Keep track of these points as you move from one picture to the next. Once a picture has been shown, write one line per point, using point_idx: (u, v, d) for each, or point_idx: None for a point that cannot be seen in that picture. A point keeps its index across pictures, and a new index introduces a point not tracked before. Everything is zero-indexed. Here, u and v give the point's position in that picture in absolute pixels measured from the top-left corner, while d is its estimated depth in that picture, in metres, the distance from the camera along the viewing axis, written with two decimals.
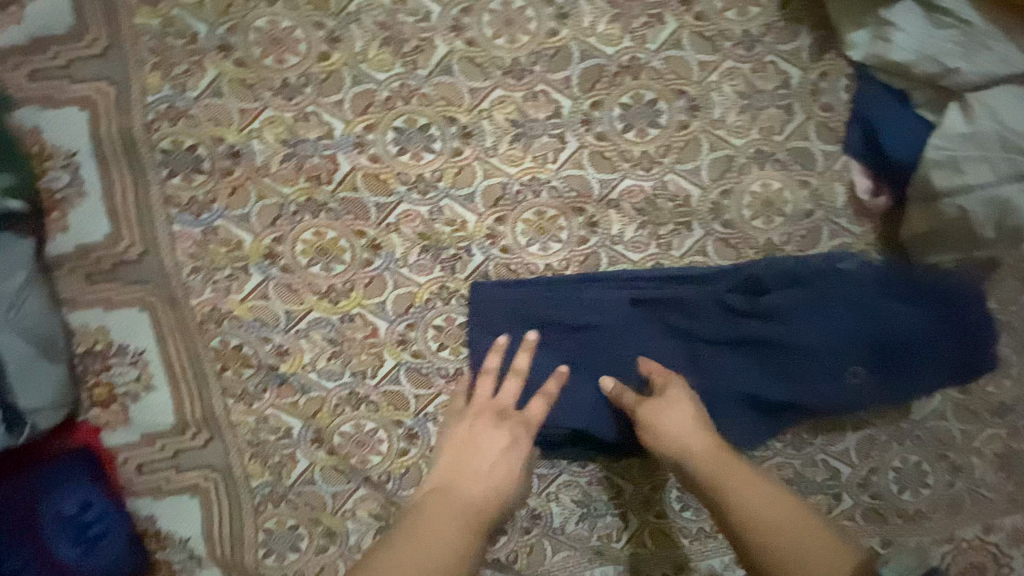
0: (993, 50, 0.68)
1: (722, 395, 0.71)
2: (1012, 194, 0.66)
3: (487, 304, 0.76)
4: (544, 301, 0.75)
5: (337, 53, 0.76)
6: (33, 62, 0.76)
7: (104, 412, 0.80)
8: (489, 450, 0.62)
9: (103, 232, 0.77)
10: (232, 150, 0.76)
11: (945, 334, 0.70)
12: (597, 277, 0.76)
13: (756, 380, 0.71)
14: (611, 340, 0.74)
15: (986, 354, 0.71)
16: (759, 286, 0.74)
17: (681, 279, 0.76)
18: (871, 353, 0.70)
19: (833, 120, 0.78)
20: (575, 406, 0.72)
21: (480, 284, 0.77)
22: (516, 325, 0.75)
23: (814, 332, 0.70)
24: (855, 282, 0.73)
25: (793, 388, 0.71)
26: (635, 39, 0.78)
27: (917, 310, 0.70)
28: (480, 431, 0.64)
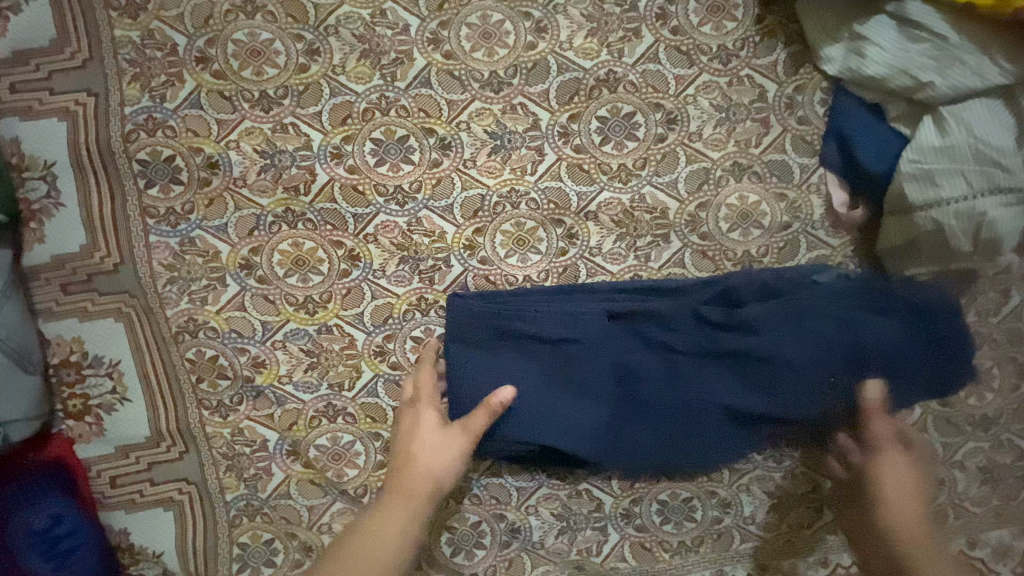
0: (967, 64, 0.66)
1: (699, 410, 0.71)
2: (988, 208, 0.66)
3: (462, 319, 0.74)
4: (520, 314, 0.73)
5: (316, 66, 0.77)
6: (12, 74, 0.76)
7: (78, 424, 0.79)
8: (423, 454, 0.69)
9: (79, 243, 0.77)
10: (210, 161, 0.76)
11: (922, 347, 0.70)
12: (574, 289, 0.76)
13: (738, 395, 0.70)
14: (589, 355, 0.72)
15: (962, 365, 0.71)
16: (736, 300, 0.74)
17: (658, 291, 0.75)
18: (847, 365, 0.70)
19: (809, 133, 0.79)
20: (551, 422, 0.70)
21: (455, 299, 0.75)
22: (494, 339, 0.73)
23: (792, 345, 0.70)
24: (826, 292, 0.73)
25: (773, 402, 0.70)
26: (612, 52, 0.78)
27: (891, 322, 0.71)
28: (417, 431, 0.71)
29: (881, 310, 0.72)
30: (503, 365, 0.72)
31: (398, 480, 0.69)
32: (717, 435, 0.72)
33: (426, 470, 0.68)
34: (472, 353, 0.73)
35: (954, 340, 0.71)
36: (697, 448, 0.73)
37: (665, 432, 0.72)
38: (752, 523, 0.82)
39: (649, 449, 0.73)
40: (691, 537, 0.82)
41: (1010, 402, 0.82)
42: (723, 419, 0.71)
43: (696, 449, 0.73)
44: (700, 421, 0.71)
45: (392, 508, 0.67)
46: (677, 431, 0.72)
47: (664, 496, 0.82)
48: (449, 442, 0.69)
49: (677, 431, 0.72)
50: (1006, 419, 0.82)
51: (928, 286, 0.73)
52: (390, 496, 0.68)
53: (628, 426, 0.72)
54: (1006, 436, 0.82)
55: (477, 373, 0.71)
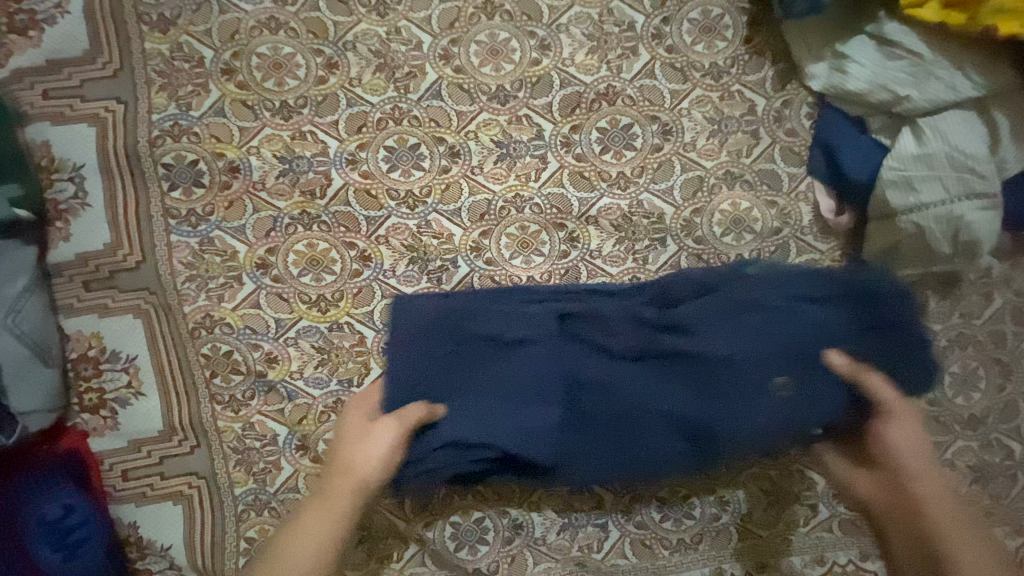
0: (941, 79, 0.71)
1: (638, 411, 0.68)
2: (965, 213, 0.71)
3: (407, 316, 0.77)
4: (461, 314, 0.76)
5: (334, 78, 0.82)
6: (47, 82, 0.80)
7: (94, 417, 0.81)
8: (355, 448, 0.66)
9: (102, 241, 0.80)
10: (231, 165, 0.81)
11: (861, 343, 0.67)
12: (510, 291, 0.79)
13: (683, 399, 0.67)
14: (521, 353, 0.73)
15: (909, 351, 0.67)
16: (669, 300, 0.74)
17: (599, 296, 0.78)
18: (789, 358, 0.66)
19: (796, 144, 0.83)
20: (480, 418, 0.69)
21: (403, 296, 0.79)
22: (434, 339, 0.75)
23: (726, 340, 0.67)
24: (765, 285, 0.71)
25: (718, 404, 0.66)
26: (611, 68, 0.83)
27: (838, 315, 0.68)
28: (352, 425, 0.69)
29: (831, 300, 0.69)
30: (446, 366, 0.73)
31: (327, 480, 0.65)
32: (662, 444, 0.68)
33: (358, 465, 0.64)
34: (415, 354, 0.74)
35: (906, 336, 0.68)
36: (643, 457, 0.69)
37: (611, 439, 0.69)
38: (749, 520, 0.84)
39: (595, 457, 0.70)
40: (691, 534, 0.84)
41: (997, 402, 0.84)
42: (667, 424, 0.68)
43: (643, 458, 0.69)
44: (646, 426, 0.68)
45: (323, 507, 0.62)
46: (622, 437, 0.69)
47: (663, 493, 0.84)
48: (376, 439, 0.66)
49: (623, 438, 0.69)
50: (994, 418, 0.84)
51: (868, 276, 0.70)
52: (316, 500, 0.63)
53: (569, 434, 0.70)
54: (995, 436, 0.84)
55: (413, 369, 0.73)
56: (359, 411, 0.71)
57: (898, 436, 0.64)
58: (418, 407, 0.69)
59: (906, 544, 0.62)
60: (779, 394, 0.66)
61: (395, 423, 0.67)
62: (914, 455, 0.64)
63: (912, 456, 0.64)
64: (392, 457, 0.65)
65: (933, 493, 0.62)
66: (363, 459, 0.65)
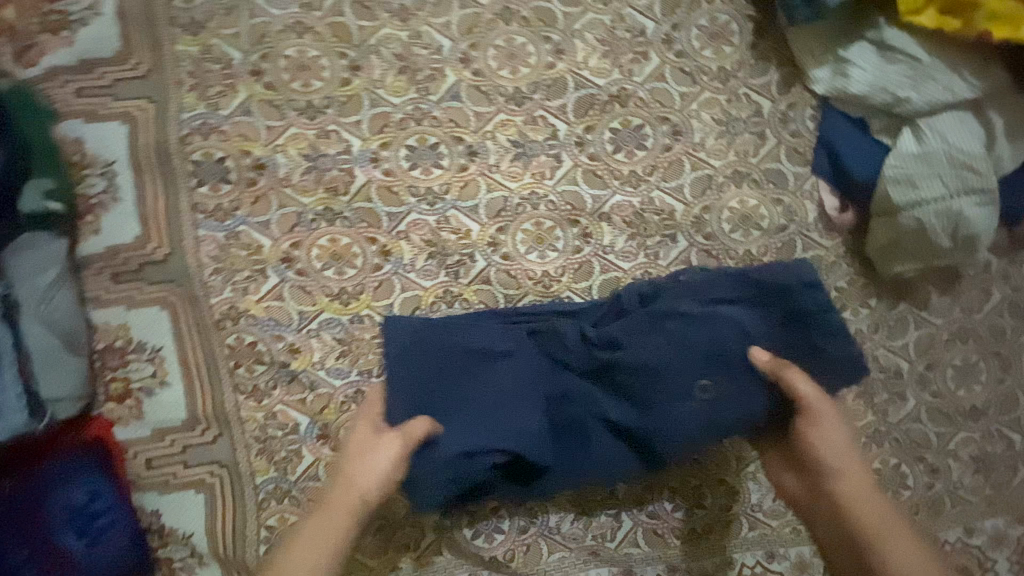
0: (939, 82, 0.75)
1: (591, 420, 0.72)
2: (963, 208, 0.74)
3: (398, 335, 0.76)
4: (442, 333, 0.75)
5: (358, 80, 0.85)
6: (80, 81, 0.83)
7: (119, 406, 0.83)
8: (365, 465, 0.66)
9: (132, 235, 0.83)
10: (258, 162, 0.84)
11: (775, 337, 0.74)
12: (484, 315, 0.79)
13: (624, 408, 0.72)
14: (497, 373, 0.73)
15: (829, 336, 0.73)
16: (618, 311, 0.78)
17: (560, 313, 0.80)
18: (715, 362, 0.71)
19: (802, 145, 0.87)
20: (467, 431, 0.69)
21: (394, 318, 0.78)
22: (420, 356, 0.74)
23: (659, 347, 0.72)
24: (693, 292, 0.76)
25: (655, 410, 0.70)
26: (623, 72, 0.87)
27: (753, 315, 0.74)
28: (361, 439, 0.69)
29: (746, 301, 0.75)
30: (430, 380, 0.73)
31: (331, 495, 0.66)
32: (614, 451, 0.72)
33: (358, 484, 0.66)
34: (405, 371, 0.73)
35: (818, 325, 0.73)
36: (608, 467, 0.72)
37: (574, 448, 0.72)
38: (758, 510, 0.86)
39: (564, 469, 0.72)
40: (702, 524, 0.86)
41: (998, 394, 0.87)
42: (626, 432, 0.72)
43: (603, 465, 0.72)
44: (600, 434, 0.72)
45: (325, 521, 0.64)
46: (576, 446, 0.72)
47: (674, 483, 0.86)
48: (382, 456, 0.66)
49: (583, 448, 0.72)
50: (995, 410, 0.87)
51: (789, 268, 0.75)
52: (316, 517, 0.64)
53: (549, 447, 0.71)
54: (996, 427, 0.87)
55: (401, 388, 0.72)
56: (365, 425, 0.71)
57: (819, 435, 0.70)
58: (421, 423, 0.68)
59: (828, 531, 0.70)
60: (712, 397, 0.70)
61: (403, 438, 0.67)
62: (833, 454, 0.70)
63: (834, 451, 0.70)
64: (393, 473, 0.66)
65: (852, 486, 0.68)
66: (364, 476, 0.66)
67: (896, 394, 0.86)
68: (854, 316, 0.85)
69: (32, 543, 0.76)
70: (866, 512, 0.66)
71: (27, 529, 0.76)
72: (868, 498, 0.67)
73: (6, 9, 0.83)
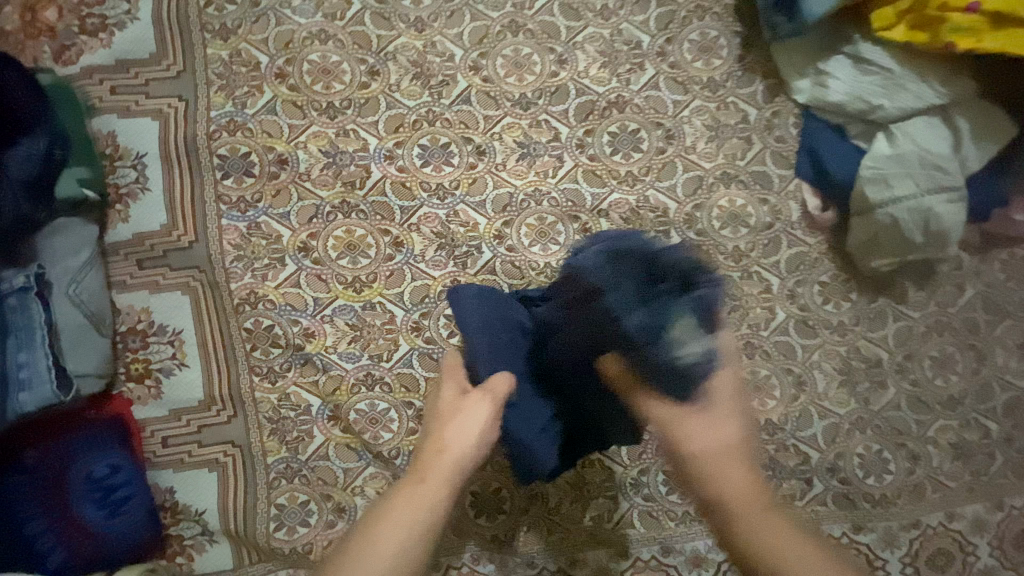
0: (909, 90, 0.82)
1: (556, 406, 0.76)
2: (933, 205, 0.80)
3: (466, 306, 0.77)
4: (511, 305, 0.78)
5: (375, 84, 0.92)
6: (115, 80, 0.89)
7: (138, 386, 0.87)
8: (460, 426, 0.62)
9: (159, 223, 0.88)
10: (280, 158, 0.89)
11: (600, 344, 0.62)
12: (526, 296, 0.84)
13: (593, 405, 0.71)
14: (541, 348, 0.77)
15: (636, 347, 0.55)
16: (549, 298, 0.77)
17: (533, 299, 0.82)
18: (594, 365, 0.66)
19: (786, 150, 0.94)
20: (527, 409, 0.71)
21: (459, 288, 0.79)
22: (502, 329, 0.75)
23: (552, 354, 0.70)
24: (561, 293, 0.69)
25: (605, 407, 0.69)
26: (621, 80, 0.94)
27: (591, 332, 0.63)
28: (450, 403, 0.66)
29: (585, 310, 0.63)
30: (500, 349, 0.73)
31: (422, 460, 0.60)
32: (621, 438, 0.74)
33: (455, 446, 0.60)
34: (488, 332, 0.74)
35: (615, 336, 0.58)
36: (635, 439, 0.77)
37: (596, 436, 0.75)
38: None
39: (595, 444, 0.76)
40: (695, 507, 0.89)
41: (974, 384, 0.92)
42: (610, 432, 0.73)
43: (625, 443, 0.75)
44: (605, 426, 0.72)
45: (422, 486, 0.56)
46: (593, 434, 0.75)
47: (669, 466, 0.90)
48: (475, 415, 0.63)
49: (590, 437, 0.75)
50: (971, 399, 0.92)
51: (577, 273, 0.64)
52: (414, 476, 0.57)
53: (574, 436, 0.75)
54: (973, 416, 0.92)
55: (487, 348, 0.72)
56: (450, 386, 0.68)
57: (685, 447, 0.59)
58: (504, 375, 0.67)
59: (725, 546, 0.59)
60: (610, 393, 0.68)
61: (489, 396, 0.64)
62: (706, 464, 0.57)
63: (703, 469, 0.57)
64: (487, 432, 0.62)
65: (727, 496, 0.56)
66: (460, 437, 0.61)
67: (876, 383, 0.91)
68: (835, 309, 0.92)
69: (53, 512, 0.80)
70: (747, 525, 0.54)
71: (49, 499, 0.81)
72: (750, 507, 0.55)
73: (49, 12, 0.89)
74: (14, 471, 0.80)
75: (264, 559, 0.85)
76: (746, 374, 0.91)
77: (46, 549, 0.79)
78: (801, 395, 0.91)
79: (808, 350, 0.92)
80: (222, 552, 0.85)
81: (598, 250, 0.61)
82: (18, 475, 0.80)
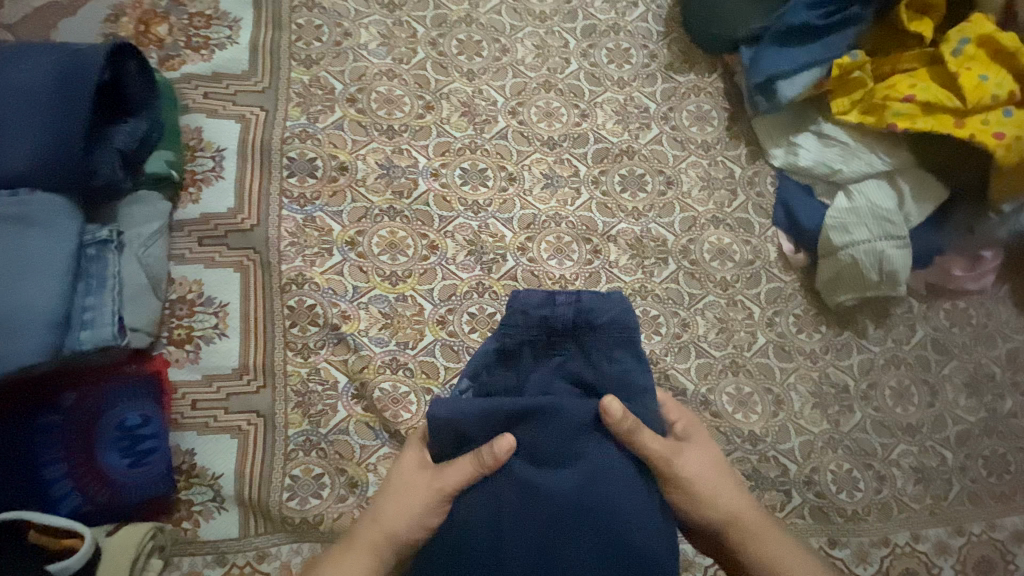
0: (862, 158, 1.02)
1: (609, 521, 0.61)
2: (884, 248, 0.98)
3: (450, 417, 0.66)
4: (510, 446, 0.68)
5: (430, 116, 1.09)
6: (210, 87, 1.04)
7: (178, 349, 0.93)
8: (393, 502, 0.68)
9: (227, 207, 0.99)
10: (341, 165, 1.04)
11: (569, 410, 0.65)
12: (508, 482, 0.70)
13: (558, 473, 0.63)
14: (591, 495, 0.62)
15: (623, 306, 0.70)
16: (531, 511, 0.62)
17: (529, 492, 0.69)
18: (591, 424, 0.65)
19: (764, 203, 1.12)
20: (600, 477, 0.63)
21: (438, 403, 0.67)
22: (522, 429, 0.65)
23: (576, 474, 0.63)
24: (519, 494, 0.62)
25: (592, 454, 0.64)
26: (631, 135, 1.14)
27: (537, 364, 0.71)
28: (402, 470, 0.70)
29: (509, 367, 0.72)
30: (539, 431, 0.64)
31: (368, 522, 0.69)
32: (653, 511, 0.64)
33: (386, 523, 0.67)
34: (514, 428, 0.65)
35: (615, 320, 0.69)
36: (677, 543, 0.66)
37: (609, 495, 0.62)
38: None
39: (607, 534, 0.61)
40: None
41: (929, 415, 1.04)
42: (624, 518, 0.62)
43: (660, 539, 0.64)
44: (606, 490, 0.62)
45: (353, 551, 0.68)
46: (607, 516, 0.61)
47: None
48: (412, 489, 0.67)
49: (592, 515, 0.61)
50: (927, 428, 1.03)
51: (502, 415, 0.65)
52: (371, 517, 0.69)
53: (552, 533, 0.61)
54: (930, 444, 1.02)
55: (523, 427, 0.65)
56: (415, 454, 0.71)
57: (691, 465, 0.69)
58: (509, 438, 0.63)
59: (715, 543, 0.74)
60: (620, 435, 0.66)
61: (432, 480, 0.66)
62: (703, 482, 0.70)
63: (699, 488, 0.69)
64: (419, 516, 0.65)
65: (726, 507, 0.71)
66: (393, 510, 0.67)
67: (844, 407, 1.03)
68: (808, 338, 1.06)
69: (74, 458, 0.83)
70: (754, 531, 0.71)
71: (76, 443, 0.84)
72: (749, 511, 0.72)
73: (161, 28, 1.07)
74: (50, 411, 0.84)
75: (272, 530, 0.87)
76: (732, 390, 1.02)
77: (62, 493, 0.82)
78: (780, 412, 1.01)
79: (786, 373, 1.04)
80: (229, 520, 0.87)
81: (548, 295, 0.70)
82: (52, 415, 0.84)
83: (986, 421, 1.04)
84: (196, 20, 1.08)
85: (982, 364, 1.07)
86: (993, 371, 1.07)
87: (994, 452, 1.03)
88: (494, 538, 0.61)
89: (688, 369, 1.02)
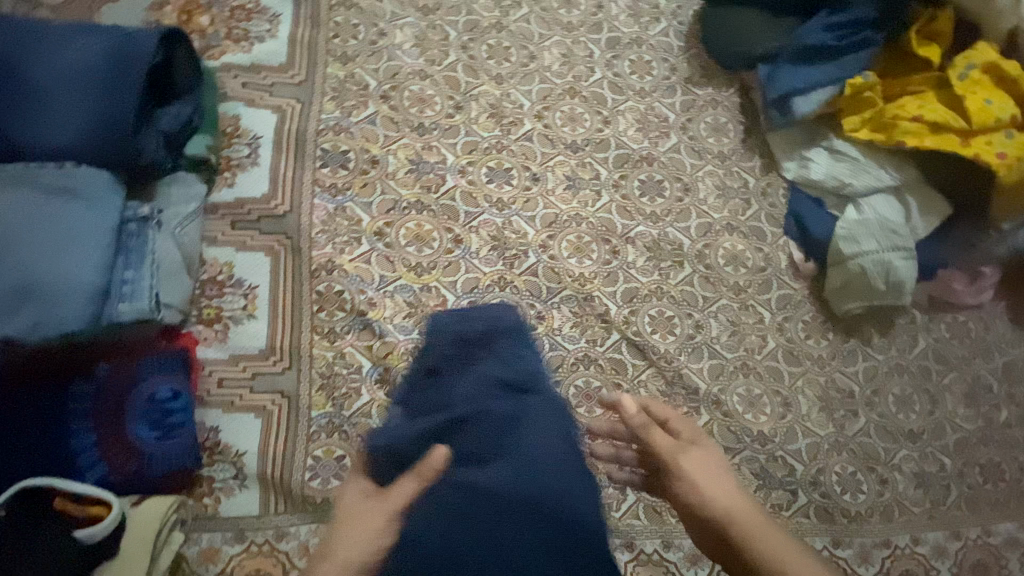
0: (871, 173, 1.07)
1: (554, 512, 0.59)
2: (892, 259, 1.03)
3: (386, 443, 0.65)
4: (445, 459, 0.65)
5: (459, 115, 1.13)
6: (249, 78, 1.08)
7: (207, 329, 0.95)
8: (342, 537, 0.57)
9: (260, 193, 1.02)
10: (373, 158, 1.07)
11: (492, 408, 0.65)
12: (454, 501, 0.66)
13: (490, 469, 0.61)
14: (530, 486, 0.60)
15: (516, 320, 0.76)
16: (471, 511, 0.58)
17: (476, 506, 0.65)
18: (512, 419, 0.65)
19: (776, 213, 1.16)
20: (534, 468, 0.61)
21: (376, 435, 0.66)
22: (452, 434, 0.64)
23: (512, 467, 0.61)
24: (459, 498, 0.59)
25: (522, 445, 0.63)
26: (651, 142, 1.18)
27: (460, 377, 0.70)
28: (346, 505, 0.60)
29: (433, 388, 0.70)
30: (468, 433, 0.64)
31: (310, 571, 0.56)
32: (592, 492, 0.63)
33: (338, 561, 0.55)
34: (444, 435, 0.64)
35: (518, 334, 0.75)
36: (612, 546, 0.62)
37: (550, 487, 0.60)
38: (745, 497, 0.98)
39: (556, 527, 0.58)
40: None
41: (930, 423, 1.07)
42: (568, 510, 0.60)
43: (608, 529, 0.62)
44: (542, 479, 0.61)
45: None
46: (553, 507, 0.59)
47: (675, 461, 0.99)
48: (361, 520, 0.58)
49: (535, 506, 0.59)
50: (928, 435, 1.07)
51: (429, 425, 0.65)
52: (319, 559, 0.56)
53: (498, 527, 0.57)
54: (930, 450, 1.06)
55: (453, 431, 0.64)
56: (354, 487, 0.62)
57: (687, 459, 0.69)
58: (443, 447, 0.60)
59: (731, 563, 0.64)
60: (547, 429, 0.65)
61: (381, 504, 0.58)
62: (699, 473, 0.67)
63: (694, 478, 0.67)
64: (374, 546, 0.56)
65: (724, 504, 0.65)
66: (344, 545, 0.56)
67: (849, 411, 1.06)
68: (816, 343, 1.09)
69: (103, 428, 0.84)
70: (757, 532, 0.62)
71: (104, 414, 0.85)
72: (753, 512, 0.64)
73: (203, 19, 1.11)
74: (82, 381, 0.86)
75: (291, 510, 0.88)
76: (742, 391, 1.05)
77: (88, 463, 0.83)
78: (787, 414, 1.05)
79: (794, 376, 1.07)
80: (250, 497, 0.88)
81: (453, 317, 0.76)
82: (84, 385, 0.86)
83: (984, 431, 1.08)
84: (238, 14, 1.12)
85: (980, 376, 1.11)
86: (991, 383, 1.11)
87: (991, 461, 1.06)
88: (442, 546, 0.57)
89: (701, 368, 1.05)
